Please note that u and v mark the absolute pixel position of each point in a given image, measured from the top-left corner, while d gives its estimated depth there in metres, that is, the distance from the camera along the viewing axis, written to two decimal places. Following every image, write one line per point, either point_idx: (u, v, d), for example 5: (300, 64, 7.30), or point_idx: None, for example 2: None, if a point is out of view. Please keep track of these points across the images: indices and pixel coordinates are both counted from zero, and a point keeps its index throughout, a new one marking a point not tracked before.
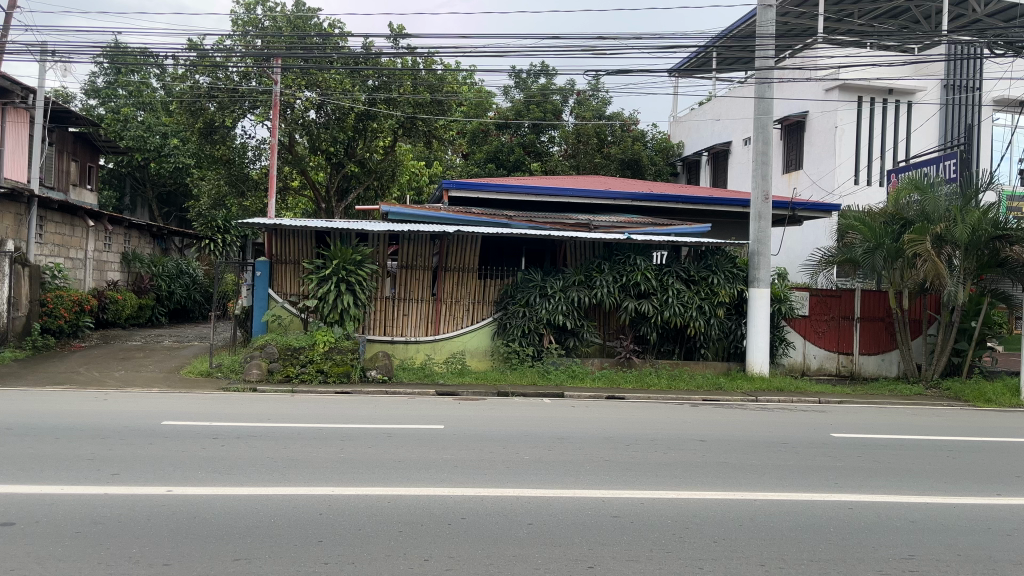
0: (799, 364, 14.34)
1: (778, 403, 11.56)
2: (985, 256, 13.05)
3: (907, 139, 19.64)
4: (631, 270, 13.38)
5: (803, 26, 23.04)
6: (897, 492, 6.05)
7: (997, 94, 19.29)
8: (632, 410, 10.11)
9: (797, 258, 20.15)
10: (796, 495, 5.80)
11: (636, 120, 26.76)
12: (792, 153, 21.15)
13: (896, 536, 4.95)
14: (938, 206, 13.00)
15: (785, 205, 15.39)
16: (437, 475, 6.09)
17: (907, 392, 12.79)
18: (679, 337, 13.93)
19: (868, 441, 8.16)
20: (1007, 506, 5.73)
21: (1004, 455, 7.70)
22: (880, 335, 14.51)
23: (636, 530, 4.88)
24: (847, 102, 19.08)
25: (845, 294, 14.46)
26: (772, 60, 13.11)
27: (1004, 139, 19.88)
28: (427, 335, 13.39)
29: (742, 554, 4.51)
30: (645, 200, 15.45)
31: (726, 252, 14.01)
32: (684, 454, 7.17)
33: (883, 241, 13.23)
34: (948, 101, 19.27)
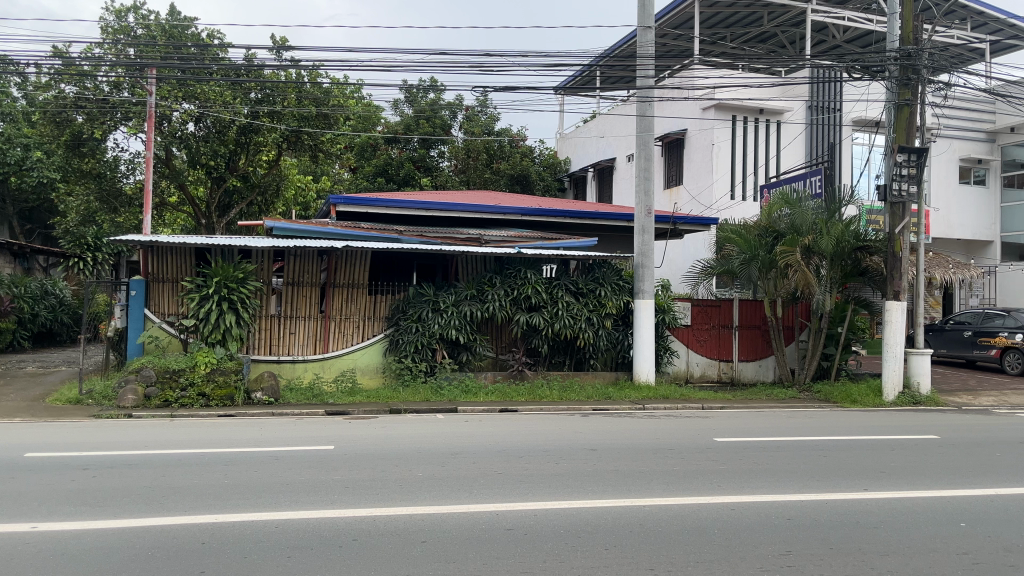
0: (683, 372, 14.87)
1: (663, 410, 11.94)
2: (849, 266, 13.96)
3: (777, 156, 20.73)
4: (522, 283, 13.51)
5: (680, 47, 24.03)
6: (775, 491, 6.37)
7: (855, 115, 20.91)
8: (526, 423, 10.19)
9: (678, 270, 20.95)
10: (682, 500, 5.99)
11: (523, 137, 27.17)
12: (672, 169, 21.99)
13: (773, 534, 5.19)
14: (807, 219, 13.70)
15: (667, 219, 15.95)
16: (328, 497, 5.94)
17: (782, 396, 13.49)
18: (569, 348, 14.15)
19: (749, 444, 8.55)
20: (872, 500, 6.14)
21: (870, 452, 8.25)
22: (757, 342, 15.24)
23: (529, 542, 4.91)
24: (721, 120, 20.01)
25: (724, 303, 15.13)
26: (652, 79, 13.61)
27: (862, 157, 21.38)
28: (316, 354, 13.05)
29: (632, 559, 4.62)
30: (534, 215, 15.66)
31: (613, 264, 14.41)
32: (577, 463, 7.29)
33: (757, 253, 13.93)
34: (813, 121, 20.74)
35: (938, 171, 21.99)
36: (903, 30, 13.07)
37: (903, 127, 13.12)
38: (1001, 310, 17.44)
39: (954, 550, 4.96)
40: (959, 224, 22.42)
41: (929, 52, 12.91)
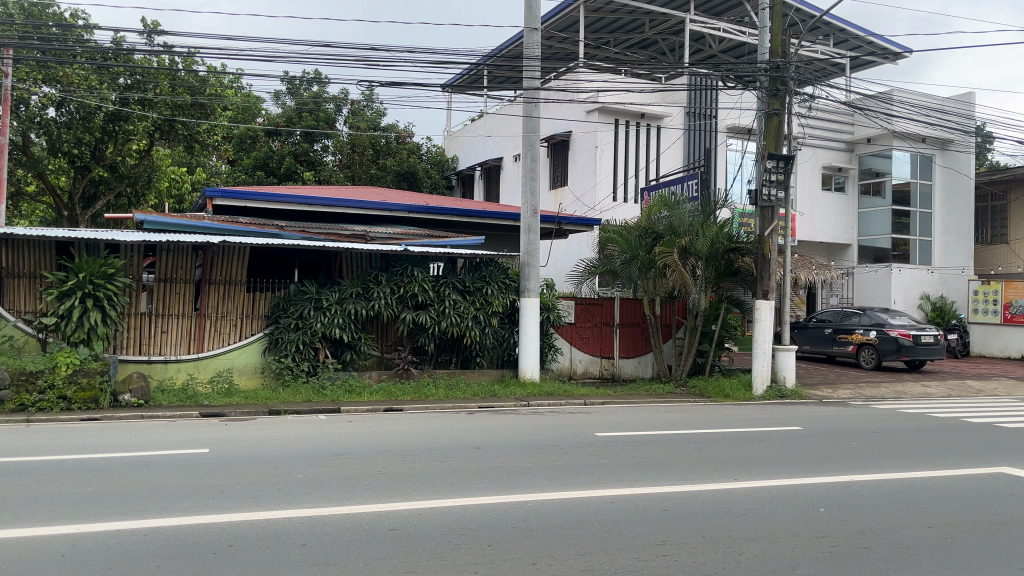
0: (566, 368, 15.15)
1: (547, 407, 12.14)
2: (722, 266, 14.61)
3: (657, 159, 21.43)
4: (408, 281, 13.40)
5: (565, 50, 24.46)
6: (653, 483, 6.60)
7: (730, 122, 21.84)
8: (411, 422, 10.12)
9: (562, 269, 21.34)
10: (566, 494, 6.12)
11: (410, 133, 26.95)
12: (557, 170, 22.36)
13: (650, 524, 5.38)
14: (684, 220, 14.25)
15: (552, 219, 16.18)
16: (203, 502, 5.69)
17: (660, 391, 13.99)
18: (456, 347, 14.16)
19: (627, 438, 8.82)
20: (741, 489, 6.46)
21: (740, 443, 8.67)
22: (637, 339, 15.72)
23: (412, 542, 4.87)
24: (604, 123, 20.53)
25: (606, 302, 15.53)
26: (538, 80, 13.79)
27: (735, 162, 22.41)
28: (190, 353, 12.49)
29: (515, 555, 4.67)
30: (420, 212, 15.54)
31: (499, 263, 14.51)
32: (462, 461, 7.31)
33: (638, 253, 14.40)
34: (690, 126, 21.53)
35: (803, 177, 23.35)
36: (772, 43, 13.79)
37: (772, 135, 13.84)
38: (858, 308, 18.71)
39: (814, 534, 5.29)
40: (822, 228, 23.89)
41: (796, 65, 13.67)
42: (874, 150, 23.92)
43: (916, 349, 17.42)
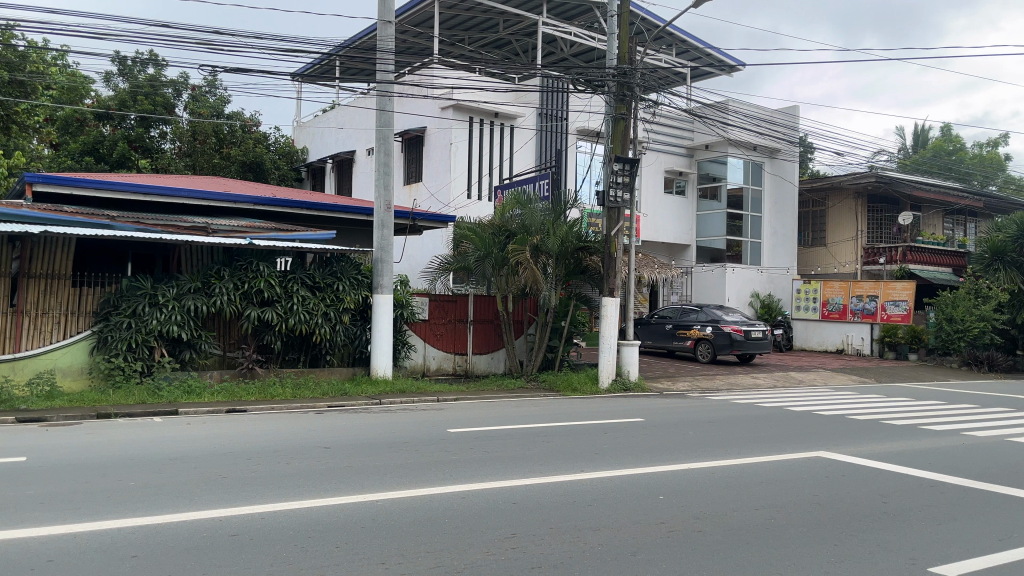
0: (419, 366, 15.07)
1: (399, 404, 12.03)
2: (572, 264, 15.05)
3: (511, 158, 21.75)
4: (253, 276, 12.88)
5: (420, 45, 24.33)
6: (503, 477, 6.70)
7: (580, 124, 22.61)
8: (256, 423, 9.75)
9: (416, 265, 21.22)
10: (416, 492, 6.10)
11: (256, 122, 25.93)
12: (411, 165, 22.21)
13: (500, 518, 5.46)
14: (536, 219, 14.55)
15: (406, 214, 16.01)
16: (21, 515, 5.23)
17: (512, 386, 14.22)
18: (304, 345, 13.76)
19: (478, 433, 8.90)
20: (587, 480, 6.69)
21: (586, 436, 8.95)
22: (489, 335, 15.90)
23: (255, 546, 4.69)
24: (458, 121, 20.62)
25: (460, 298, 15.61)
26: (392, 74, 13.63)
27: (585, 164, 23.13)
28: (5, 354, 11.40)
29: (364, 555, 4.60)
30: (267, 205, 14.94)
31: (351, 258, 14.24)
32: (313, 462, 7.12)
33: (491, 250, 14.58)
34: (542, 127, 21.99)
35: (647, 180, 24.44)
36: (620, 50, 14.34)
37: (619, 139, 14.40)
38: (696, 305, 19.81)
39: (655, 520, 5.55)
40: (664, 229, 25.11)
41: (641, 72, 14.28)
42: (711, 156, 25.41)
43: (747, 344, 18.69)
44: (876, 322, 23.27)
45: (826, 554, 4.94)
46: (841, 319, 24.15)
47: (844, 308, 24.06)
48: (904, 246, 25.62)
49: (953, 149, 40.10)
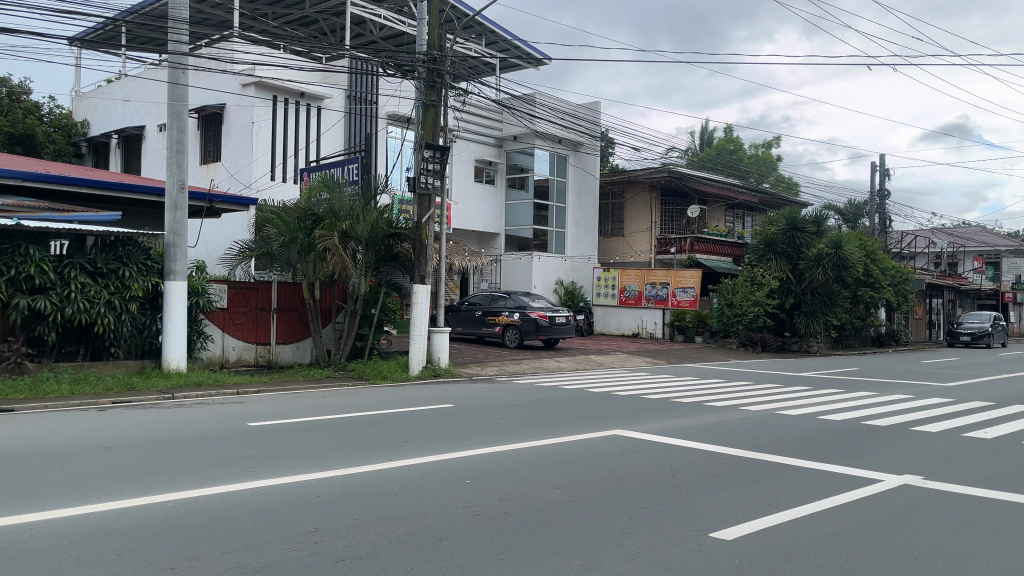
0: (217, 357, 14.27)
1: (195, 398, 11.32)
2: (381, 251, 14.85)
3: (317, 140, 21.10)
4: (22, 260, 11.57)
5: (219, 17, 22.90)
6: (307, 470, 6.50)
7: (389, 109, 22.32)
8: (23, 423, 8.79)
9: (215, 251, 20.04)
10: (212, 490, 5.77)
11: (26, 89, 23.32)
12: (208, 145, 20.91)
13: (302, 512, 5.30)
14: (344, 204, 14.21)
15: (202, 195, 15.00)
16: None
17: (318, 376, 13.83)
18: (84, 336, 12.59)
19: (281, 426, 8.57)
20: (394, 469, 6.65)
21: (393, 424, 8.89)
22: (294, 324, 15.35)
23: (21, 559, 4.24)
24: (261, 99, 19.69)
25: (262, 286, 14.94)
26: (186, 45, 12.71)
27: (394, 149, 22.87)
28: None
29: (150, 561, 4.29)
30: (39, 182, 13.43)
31: (139, 242, 13.19)
32: (92, 464, 6.52)
33: (296, 236, 14.06)
34: (350, 110, 21.51)
35: (457, 168, 24.62)
36: (430, 36, 14.27)
37: (429, 125, 14.36)
38: (504, 292, 20.27)
39: (461, 505, 5.63)
40: (474, 217, 25.45)
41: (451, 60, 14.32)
42: (519, 147, 26.06)
43: (552, 329, 19.45)
44: (667, 308, 25.02)
45: (617, 526, 5.24)
46: (637, 305, 25.72)
47: (640, 295, 25.64)
48: (692, 238, 27.71)
49: (735, 149, 43.85)
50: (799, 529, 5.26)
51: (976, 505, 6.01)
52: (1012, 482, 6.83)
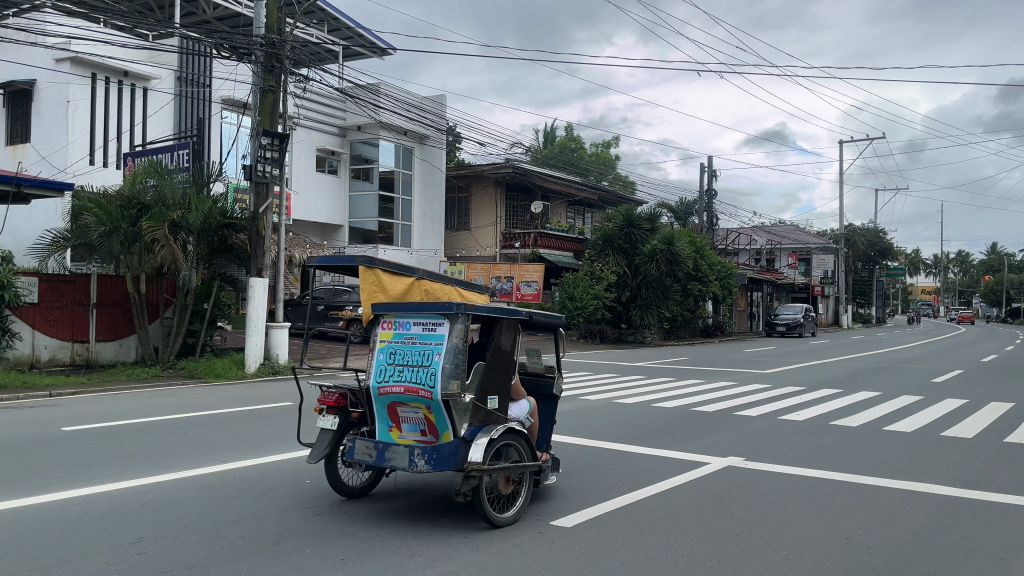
0: (27, 357, 13.04)
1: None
2: (215, 242, 14.12)
3: (143, 123, 19.74)
4: None
5: None
6: (130, 477, 6.07)
7: (224, 92, 21.21)
8: None
9: (25, 240, 18.28)
10: (17, 503, 5.26)
11: None
12: (16, 123, 19.04)
13: (124, 522, 4.95)
14: (175, 192, 13.49)
15: (7, 178, 13.57)
16: None
17: (143, 375, 12.94)
18: None
19: (101, 431, 7.94)
20: (227, 471, 6.34)
21: (228, 425, 8.47)
22: (116, 320, 14.28)
23: None
24: (79, 77, 18.18)
25: (80, 279, 13.80)
26: None
27: (230, 136, 21.76)
28: None
29: None
30: None
31: None
32: None
33: (119, 226, 13.08)
34: (181, 93, 20.30)
35: (298, 157, 23.84)
36: (268, 19, 13.69)
37: (267, 112, 13.80)
38: (347, 286, 19.82)
39: (300, 507, 5.44)
40: (315, 208, 24.74)
41: (291, 45, 13.80)
42: (363, 137, 25.60)
43: None
44: (511, 301, 25.47)
45: (463, 520, 5.26)
46: None
47: None
48: (536, 233, 28.31)
49: (576, 147, 45.26)
50: (633, 514, 5.49)
51: (791, 483, 6.54)
52: (821, 459, 7.50)
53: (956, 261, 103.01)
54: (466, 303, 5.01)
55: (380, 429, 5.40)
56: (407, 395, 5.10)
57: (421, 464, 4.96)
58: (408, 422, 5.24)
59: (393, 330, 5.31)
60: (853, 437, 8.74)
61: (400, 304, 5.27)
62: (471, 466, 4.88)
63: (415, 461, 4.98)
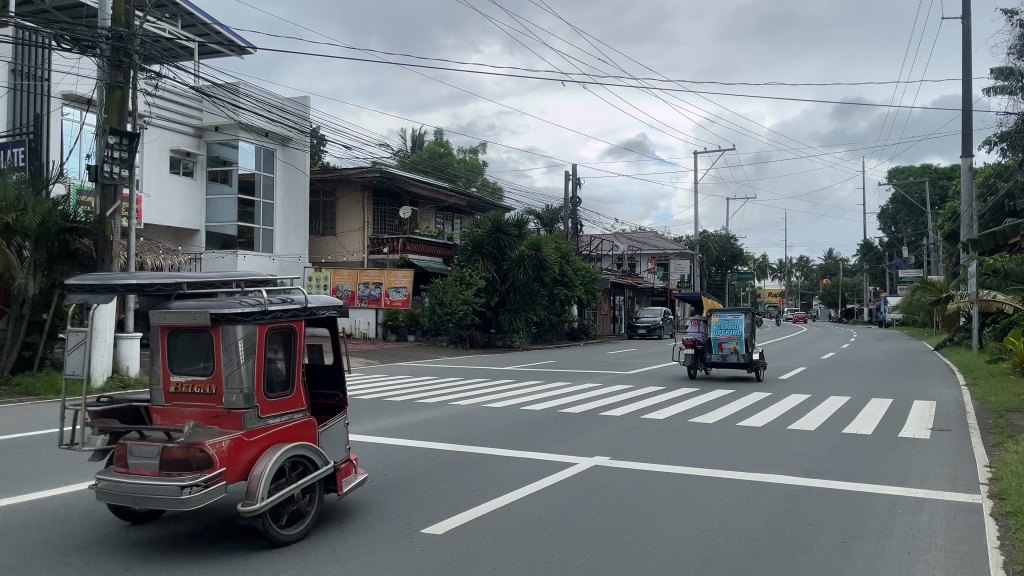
0: None
1: None
2: (55, 248, 13.16)
3: None
4: None
5: None
6: None
7: (64, 87, 19.66)
8: None
9: None
10: None
11: None
12: None
13: None
14: (7, 192, 12.51)
15: None
16: None
17: None
18: None
19: None
20: (71, 494, 5.91)
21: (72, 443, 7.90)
22: None
23: None
24: None
25: None
26: None
27: (72, 134, 20.10)
28: None
29: None
30: None
31: None
32: None
33: None
34: (17, 87, 19.18)
35: (149, 158, 22.53)
36: (115, 11, 12.87)
37: (115, 110, 12.99)
38: None
39: (154, 527, 5.14)
40: (168, 211, 23.47)
41: (141, 39, 13.00)
42: (221, 138, 24.55)
43: None
44: (380, 307, 25.18)
45: (330, 534, 5.11)
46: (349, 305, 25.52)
47: (352, 295, 25.43)
48: (404, 238, 28.08)
49: (445, 152, 45.28)
50: (502, 517, 5.54)
51: (655, 480, 6.78)
52: (678, 455, 7.88)
53: (798, 265, 110.53)
54: (747, 307, 15.40)
55: (713, 350, 15.65)
56: (729, 337, 15.41)
57: (739, 358, 15.31)
58: (726, 348, 15.49)
59: (717, 318, 15.72)
60: (710, 432, 9.19)
61: (721, 309, 15.71)
62: (754, 360, 15.04)
63: (736, 357, 15.33)
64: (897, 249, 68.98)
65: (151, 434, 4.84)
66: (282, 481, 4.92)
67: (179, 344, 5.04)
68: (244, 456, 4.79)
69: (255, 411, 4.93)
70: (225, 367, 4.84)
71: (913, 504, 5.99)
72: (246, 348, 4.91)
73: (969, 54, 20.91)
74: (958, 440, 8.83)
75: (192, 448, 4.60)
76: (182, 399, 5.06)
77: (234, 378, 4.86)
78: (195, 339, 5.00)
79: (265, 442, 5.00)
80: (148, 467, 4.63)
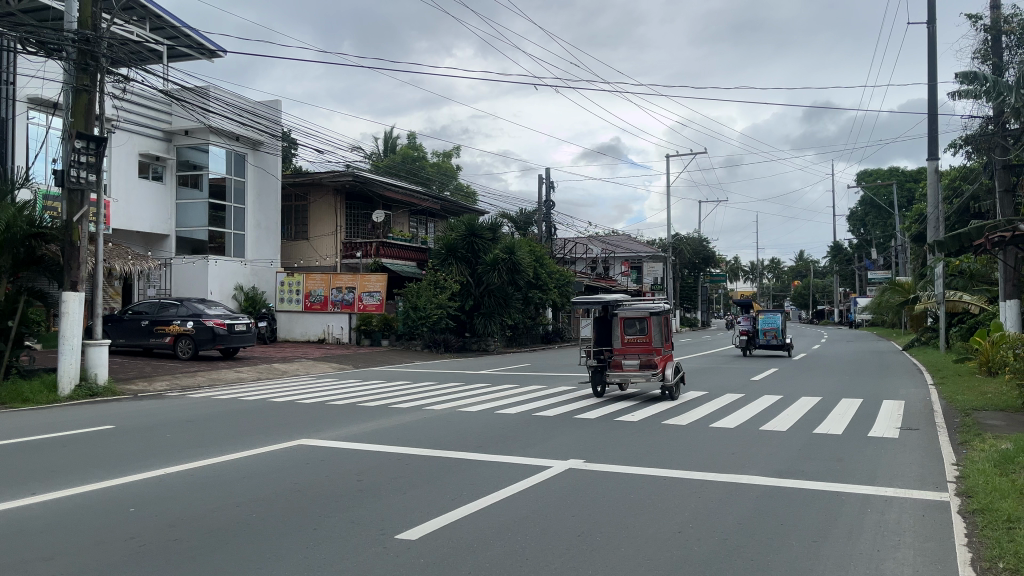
0: None
1: None
2: (20, 254, 12.93)
3: None
4: None
5: None
6: None
7: (30, 91, 19.38)
8: None
9: None
10: None
11: None
12: None
13: None
14: None
15: None
16: None
17: None
18: None
19: None
20: (38, 504, 5.80)
21: (39, 452, 7.76)
22: None
23: None
24: None
25: None
26: None
27: (38, 138, 19.80)
28: None
29: None
30: None
31: None
32: None
33: None
34: None
35: (117, 162, 22.21)
36: (81, 13, 12.69)
37: (81, 114, 12.81)
38: (174, 299, 18.74)
39: (124, 537, 5.06)
40: (137, 216, 23.16)
41: (108, 42, 12.81)
42: (190, 142, 24.29)
43: (230, 338, 18.50)
44: (353, 312, 25.13)
45: (305, 540, 5.08)
46: (322, 310, 25.40)
47: (325, 300, 25.32)
48: (377, 242, 27.98)
49: (418, 156, 45.24)
50: (475, 521, 5.54)
51: (627, 482, 6.82)
52: (650, 457, 7.95)
53: (770, 267, 111.80)
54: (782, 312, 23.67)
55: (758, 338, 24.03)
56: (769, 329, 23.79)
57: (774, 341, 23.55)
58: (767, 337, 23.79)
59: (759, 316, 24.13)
60: (682, 434, 9.28)
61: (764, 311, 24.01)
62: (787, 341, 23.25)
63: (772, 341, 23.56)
64: (867, 251, 70.06)
65: (628, 357, 13.11)
66: (673, 373, 13.02)
67: (629, 324, 13.18)
68: (665, 364, 12.87)
69: (664, 347, 13.04)
70: (654, 331, 12.96)
71: (881, 503, 6.07)
72: (659, 325, 13.00)
73: (934, 58, 21.26)
74: (925, 438, 8.99)
75: (651, 360, 12.88)
76: (631, 345, 13.16)
77: (656, 336, 13.01)
78: (636, 321, 13.12)
79: (664, 360, 13.07)
80: (634, 367, 12.95)
